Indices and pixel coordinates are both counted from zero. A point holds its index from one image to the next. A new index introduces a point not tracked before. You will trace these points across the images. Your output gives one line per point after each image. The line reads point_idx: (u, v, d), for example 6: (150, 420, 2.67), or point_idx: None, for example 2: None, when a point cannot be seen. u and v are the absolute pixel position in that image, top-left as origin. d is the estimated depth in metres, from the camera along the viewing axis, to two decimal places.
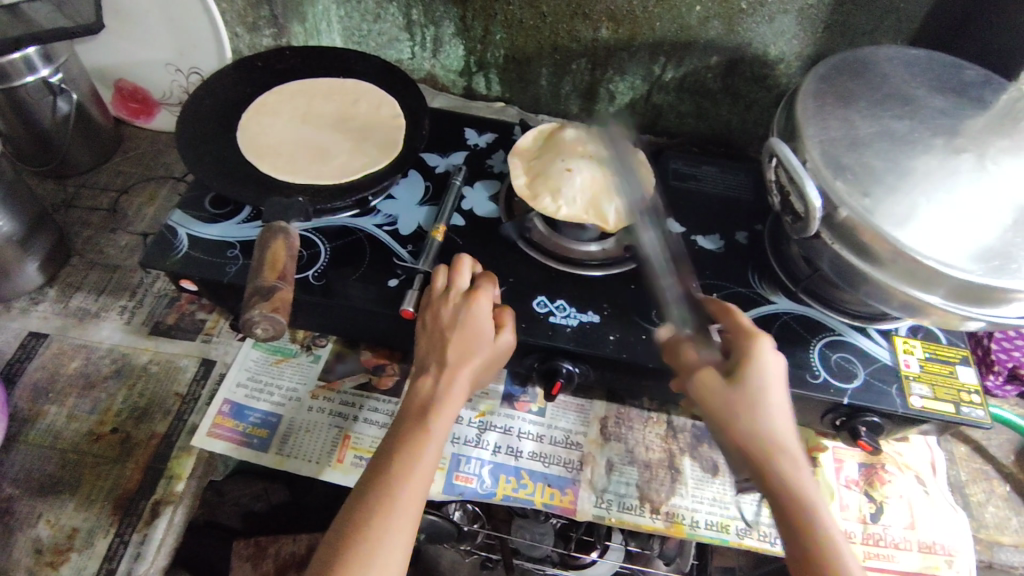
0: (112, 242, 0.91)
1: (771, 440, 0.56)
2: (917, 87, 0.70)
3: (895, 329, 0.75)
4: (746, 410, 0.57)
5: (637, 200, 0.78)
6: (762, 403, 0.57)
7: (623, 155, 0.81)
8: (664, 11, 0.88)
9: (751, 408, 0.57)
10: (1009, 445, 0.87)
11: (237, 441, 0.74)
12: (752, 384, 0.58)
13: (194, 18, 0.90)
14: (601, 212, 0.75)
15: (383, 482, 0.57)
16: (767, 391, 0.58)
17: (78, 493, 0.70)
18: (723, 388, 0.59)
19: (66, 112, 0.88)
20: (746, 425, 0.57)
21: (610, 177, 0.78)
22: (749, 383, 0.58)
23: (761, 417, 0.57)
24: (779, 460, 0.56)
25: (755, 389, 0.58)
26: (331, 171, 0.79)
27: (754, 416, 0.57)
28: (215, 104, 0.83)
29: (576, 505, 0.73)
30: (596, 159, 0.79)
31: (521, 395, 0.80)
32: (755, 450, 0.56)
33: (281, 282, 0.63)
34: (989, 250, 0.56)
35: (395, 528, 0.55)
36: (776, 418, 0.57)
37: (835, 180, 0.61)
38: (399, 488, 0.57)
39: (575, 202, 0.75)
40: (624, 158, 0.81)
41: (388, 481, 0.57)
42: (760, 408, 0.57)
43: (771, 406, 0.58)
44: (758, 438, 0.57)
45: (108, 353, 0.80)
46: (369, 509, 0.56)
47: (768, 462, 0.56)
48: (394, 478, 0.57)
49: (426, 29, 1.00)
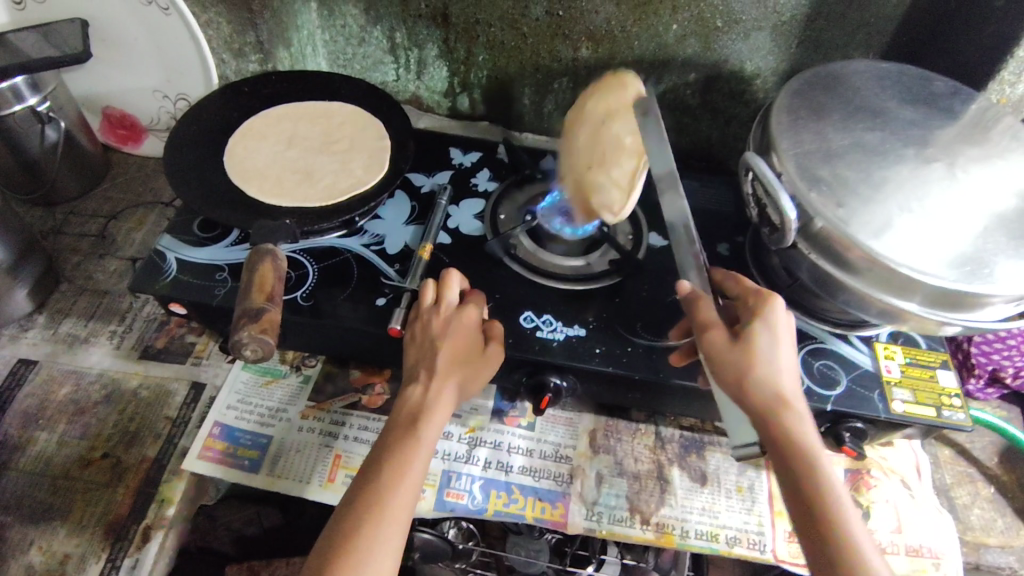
0: (101, 267, 0.91)
1: (787, 405, 0.57)
2: (887, 99, 0.72)
3: (876, 335, 0.76)
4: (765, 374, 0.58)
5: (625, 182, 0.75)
6: (779, 370, 0.59)
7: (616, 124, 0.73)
8: (643, 30, 0.91)
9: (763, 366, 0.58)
10: (993, 447, 0.88)
11: (227, 463, 0.74)
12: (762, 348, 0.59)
13: (180, 45, 0.91)
14: (589, 213, 0.77)
15: (372, 490, 0.58)
16: (782, 357, 0.60)
17: (69, 520, 0.70)
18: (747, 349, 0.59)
19: (54, 140, 0.90)
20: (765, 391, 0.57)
21: (585, 168, 0.75)
22: (763, 348, 0.59)
23: (776, 384, 0.58)
24: (796, 426, 0.56)
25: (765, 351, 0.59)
26: (318, 194, 0.80)
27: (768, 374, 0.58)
28: (202, 128, 0.84)
29: (566, 518, 0.73)
30: (574, 154, 0.77)
31: (510, 410, 0.81)
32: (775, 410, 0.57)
33: (269, 303, 0.64)
34: (962, 256, 0.58)
35: (385, 537, 0.56)
36: (789, 386, 0.59)
37: (809, 192, 0.62)
38: (388, 495, 0.58)
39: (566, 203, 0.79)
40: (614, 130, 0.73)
41: (379, 489, 0.58)
42: (773, 373, 0.58)
43: (784, 371, 0.59)
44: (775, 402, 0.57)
45: (97, 378, 0.80)
46: (361, 516, 0.56)
47: (786, 429, 0.56)
48: (384, 486, 0.58)
49: (410, 51, 1.02)
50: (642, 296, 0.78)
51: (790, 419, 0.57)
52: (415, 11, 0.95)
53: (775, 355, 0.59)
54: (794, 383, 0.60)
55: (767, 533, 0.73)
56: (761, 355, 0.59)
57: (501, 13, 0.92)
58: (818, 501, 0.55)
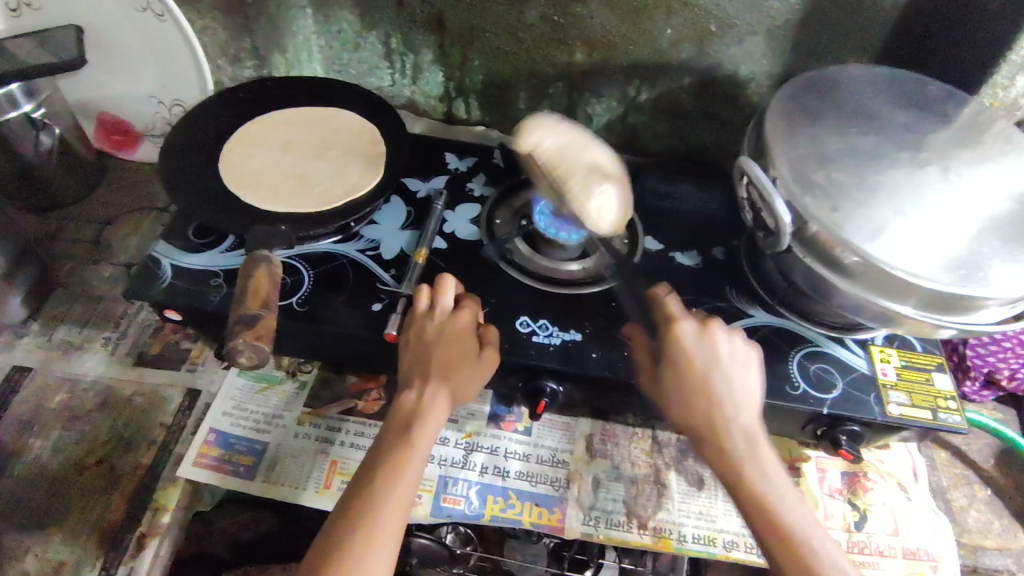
0: (96, 273, 0.91)
1: (703, 431, 0.60)
2: (881, 103, 0.72)
3: (871, 338, 0.76)
4: (675, 408, 0.62)
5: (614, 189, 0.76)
6: (687, 399, 0.61)
7: (558, 154, 0.75)
8: (638, 35, 0.91)
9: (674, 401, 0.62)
10: (989, 449, 0.89)
11: (222, 469, 0.74)
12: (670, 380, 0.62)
13: (175, 51, 0.90)
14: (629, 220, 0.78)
15: (363, 498, 0.58)
16: (694, 382, 0.61)
17: (64, 528, 0.69)
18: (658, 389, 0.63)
19: (49, 146, 0.90)
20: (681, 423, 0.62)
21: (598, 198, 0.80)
22: (671, 380, 0.62)
23: (688, 418, 0.61)
24: (713, 453, 0.59)
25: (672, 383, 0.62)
26: (313, 200, 0.80)
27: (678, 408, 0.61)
28: (197, 134, 0.83)
29: (563, 523, 0.73)
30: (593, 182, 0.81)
31: (506, 415, 0.81)
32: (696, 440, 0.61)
33: (264, 309, 0.64)
34: (956, 259, 0.58)
35: (376, 546, 0.55)
36: (703, 410, 0.60)
37: (804, 196, 0.62)
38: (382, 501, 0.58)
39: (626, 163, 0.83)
40: (559, 161, 0.75)
41: (370, 497, 0.58)
42: (680, 405, 0.61)
43: (697, 396, 0.60)
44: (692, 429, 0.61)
45: (92, 385, 0.80)
46: (353, 524, 0.56)
47: (707, 453, 0.60)
48: (376, 493, 0.58)
49: (406, 56, 1.02)
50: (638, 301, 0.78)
51: (708, 445, 0.60)
52: (410, 16, 0.96)
53: (678, 387, 0.61)
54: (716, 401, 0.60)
55: None
56: (672, 392, 0.62)
57: (496, 18, 0.93)
58: (750, 514, 0.57)
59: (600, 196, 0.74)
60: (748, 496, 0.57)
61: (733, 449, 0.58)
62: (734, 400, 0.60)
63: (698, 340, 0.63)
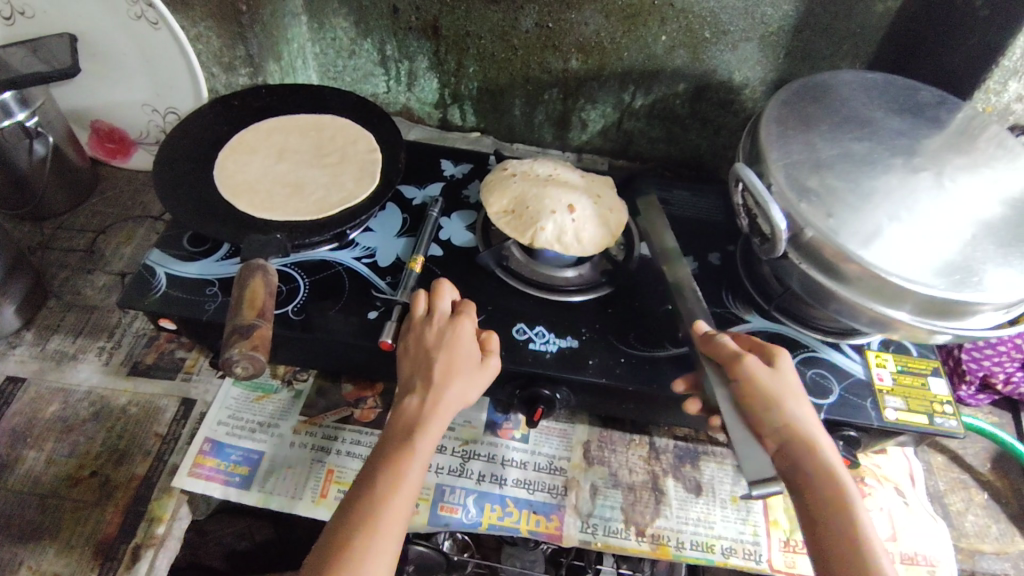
0: (90, 282, 0.91)
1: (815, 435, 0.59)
2: (874, 109, 0.72)
3: (867, 343, 0.77)
4: (790, 405, 0.60)
5: (584, 211, 0.77)
6: (804, 404, 0.60)
7: (518, 195, 0.79)
8: (632, 42, 0.91)
9: (790, 400, 0.60)
10: (985, 453, 0.89)
11: (218, 480, 0.73)
12: (784, 382, 0.61)
13: (169, 59, 0.90)
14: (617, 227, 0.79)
15: (365, 503, 0.57)
16: (801, 394, 0.61)
17: (58, 540, 0.69)
18: (772, 383, 0.61)
19: (43, 154, 0.89)
20: (794, 420, 0.59)
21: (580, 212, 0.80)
22: (788, 383, 0.61)
23: (801, 421, 0.59)
24: (824, 457, 0.58)
25: (787, 385, 0.61)
26: (309, 207, 0.80)
27: (795, 408, 0.60)
28: (192, 142, 0.83)
29: (562, 530, 0.73)
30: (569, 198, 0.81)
31: (504, 422, 0.80)
32: (802, 441, 0.58)
33: (260, 319, 0.63)
34: (950, 264, 0.58)
35: (377, 551, 0.55)
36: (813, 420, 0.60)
37: (799, 203, 0.62)
38: (382, 508, 0.57)
39: (597, 181, 0.84)
40: (520, 202, 0.78)
41: (371, 503, 0.57)
42: (799, 408, 0.60)
43: (806, 405, 0.61)
44: (802, 431, 0.59)
45: (86, 395, 0.79)
46: (353, 531, 0.56)
47: (812, 451, 0.58)
48: (381, 498, 0.57)
49: (401, 63, 1.02)
50: (635, 306, 0.78)
51: (819, 448, 0.58)
52: (405, 23, 0.96)
53: (795, 393, 0.61)
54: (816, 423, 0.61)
55: (761, 543, 0.73)
56: (788, 393, 0.60)
57: (490, 26, 0.93)
58: (843, 522, 0.55)
59: (568, 221, 0.76)
60: (847, 506, 0.56)
61: (837, 464, 0.58)
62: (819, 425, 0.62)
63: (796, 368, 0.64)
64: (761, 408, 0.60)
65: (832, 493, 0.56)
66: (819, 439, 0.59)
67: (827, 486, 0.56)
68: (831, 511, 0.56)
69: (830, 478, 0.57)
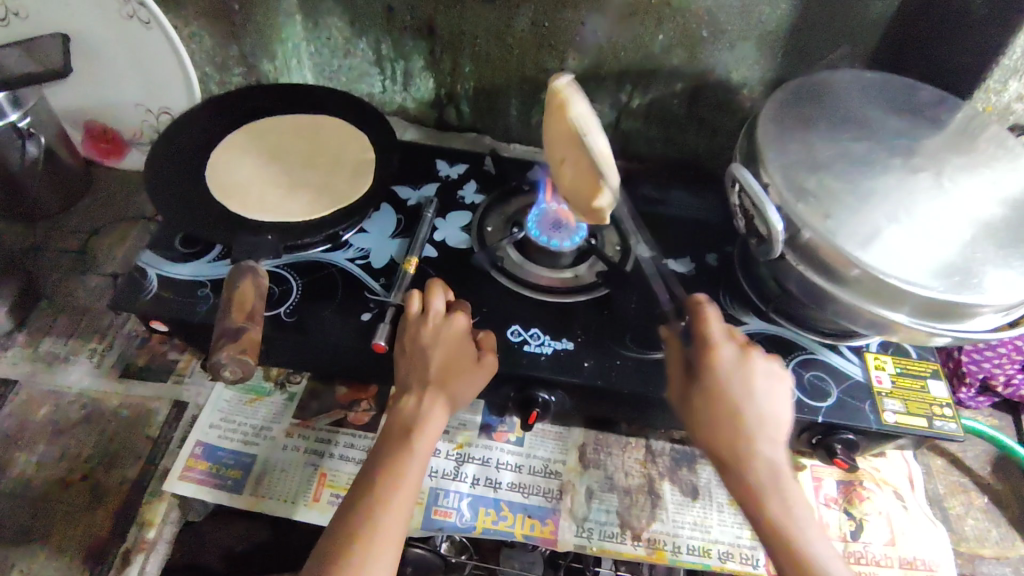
0: (82, 284, 0.90)
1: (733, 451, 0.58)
2: (872, 109, 0.71)
3: (866, 345, 0.76)
4: (700, 420, 0.60)
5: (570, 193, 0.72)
6: (711, 415, 0.59)
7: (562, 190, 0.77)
8: (629, 41, 0.90)
9: (702, 415, 0.60)
10: (985, 456, 0.88)
11: (210, 484, 0.73)
12: (701, 399, 0.60)
13: (160, 57, 0.89)
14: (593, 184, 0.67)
15: (366, 503, 0.57)
16: (724, 399, 0.59)
17: (48, 544, 0.69)
18: (687, 402, 0.62)
19: (36, 155, 0.90)
20: (707, 433, 0.60)
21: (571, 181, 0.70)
22: (705, 396, 0.60)
23: (715, 431, 0.59)
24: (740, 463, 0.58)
25: (704, 399, 0.60)
26: (302, 208, 0.79)
27: (706, 421, 0.60)
28: (182, 144, 0.82)
29: (556, 535, 0.72)
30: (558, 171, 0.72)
31: (498, 425, 0.80)
32: (718, 451, 0.59)
33: (249, 322, 0.63)
34: (950, 266, 0.57)
35: (380, 550, 0.55)
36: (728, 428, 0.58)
37: (796, 204, 0.61)
38: (384, 506, 0.57)
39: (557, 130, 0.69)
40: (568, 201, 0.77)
41: (373, 501, 0.57)
42: (710, 417, 0.59)
43: (728, 411, 0.59)
44: (717, 441, 0.59)
45: (77, 398, 0.79)
46: (356, 530, 0.56)
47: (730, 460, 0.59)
48: (380, 496, 0.57)
49: (396, 63, 1.01)
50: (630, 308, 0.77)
51: (727, 457, 0.59)
52: (400, 23, 0.95)
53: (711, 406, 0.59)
54: (752, 422, 0.58)
55: (759, 548, 0.72)
56: (703, 407, 0.60)
57: (485, 25, 0.92)
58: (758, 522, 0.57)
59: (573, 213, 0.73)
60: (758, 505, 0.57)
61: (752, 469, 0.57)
62: (767, 427, 0.58)
63: (731, 369, 0.60)
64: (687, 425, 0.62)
65: (746, 497, 0.57)
66: (735, 446, 0.58)
67: (741, 491, 0.58)
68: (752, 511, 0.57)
69: (740, 484, 0.58)
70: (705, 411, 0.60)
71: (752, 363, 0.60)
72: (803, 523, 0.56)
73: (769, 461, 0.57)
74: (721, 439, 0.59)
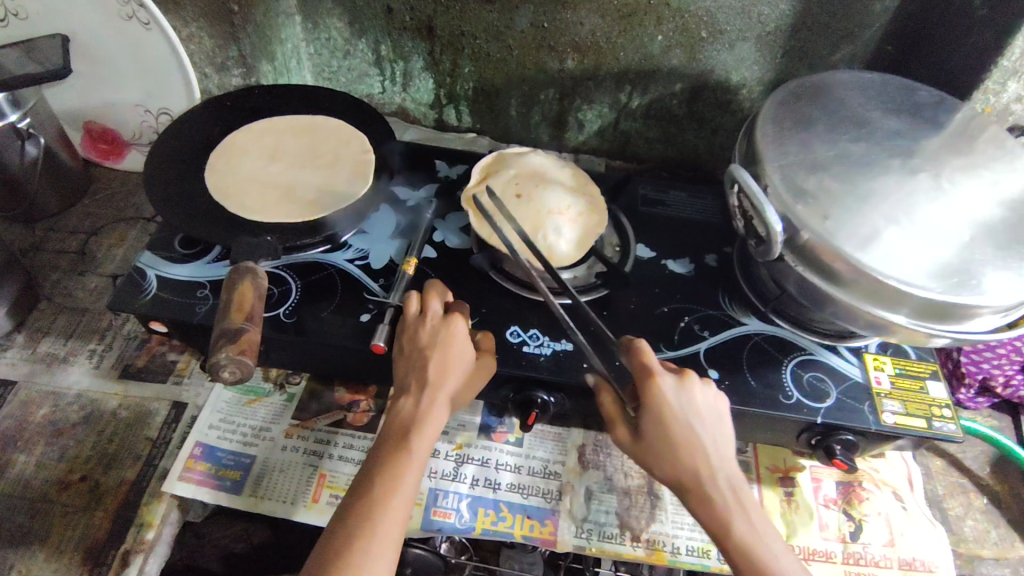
0: (81, 285, 0.90)
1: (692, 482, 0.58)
2: (871, 110, 0.72)
3: (865, 346, 0.76)
4: (654, 453, 0.59)
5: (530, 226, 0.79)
6: (663, 446, 0.58)
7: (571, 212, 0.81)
8: (628, 41, 0.90)
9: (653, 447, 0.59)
10: (985, 456, 0.88)
11: (209, 484, 0.73)
12: (648, 430, 0.59)
13: (159, 57, 0.89)
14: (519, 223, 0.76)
15: (364, 504, 0.57)
16: (673, 428, 0.58)
17: (47, 545, 0.69)
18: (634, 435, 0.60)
19: (35, 155, 0.89)
20: (663, 465, 0.59)
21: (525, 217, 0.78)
22: (653, 427, 0.59)
23: (668, 462, 0.58)
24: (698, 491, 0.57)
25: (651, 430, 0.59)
26: (301, 209, 0.79)
27: (658, 454, 0.59)
28: (182, 145, 0.82)
29: (556, 536, 0.72)
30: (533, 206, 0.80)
31: (498, 426, 0.80)
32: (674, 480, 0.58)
33: (248, 323, 0.63)
34: (949, 267, 0.57)
35: (377, 553, 0.55)
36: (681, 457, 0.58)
37: (795, 205, 0.62)
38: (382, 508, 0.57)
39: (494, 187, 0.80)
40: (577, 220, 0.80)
41: (370, 503, 0.57)
42: (662, 447, 0.58)
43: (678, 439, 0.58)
44: (674, 472, 0.58)
45: (76, 399, 0.79)
46: (353, 532, 0.56)
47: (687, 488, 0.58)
48: (377, 498, 0.57)
49: (396, 64, 1.01)
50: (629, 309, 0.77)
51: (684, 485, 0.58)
52: (399, 23, 0.95)
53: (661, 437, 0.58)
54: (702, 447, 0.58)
55: None
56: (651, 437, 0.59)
57: (485, 26, 0.92)
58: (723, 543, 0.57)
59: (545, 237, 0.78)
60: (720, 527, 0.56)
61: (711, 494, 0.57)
62: (715, 449, 0.59)
63: (676, 394, 0.60)
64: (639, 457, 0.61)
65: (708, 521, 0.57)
66: (691, 476, 0.57)
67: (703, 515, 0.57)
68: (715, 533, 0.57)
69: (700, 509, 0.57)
70: (650, 443, 0.59)
71: (692, 387, 0.61)
72: (764, 535, 0.56)
73: (725, 482, 0.57)
74: (675, 469, 0.58)
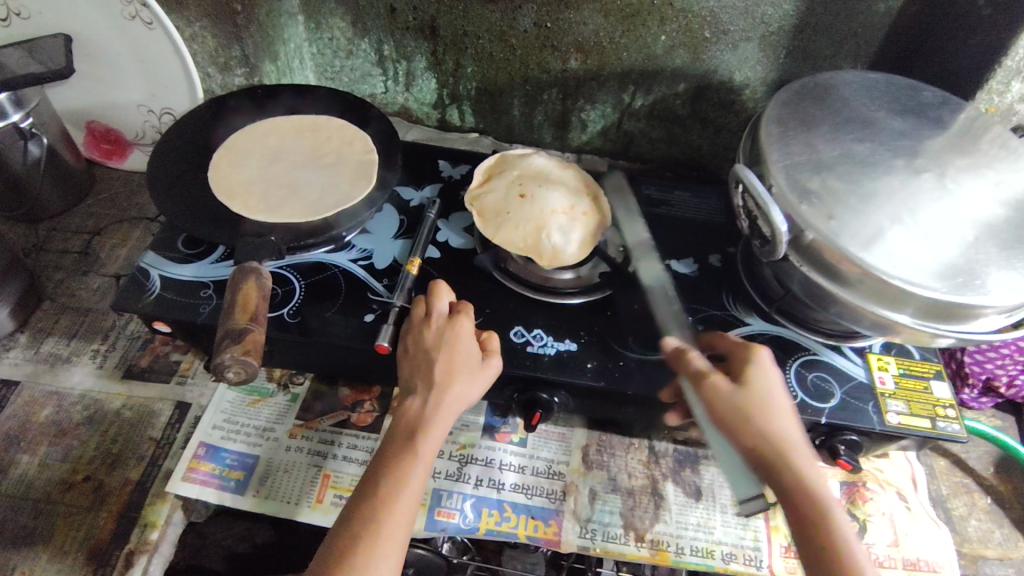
0: (84, 285, 0.90)
1: (787, 444, 0.58)
2: (876, 110, 0.71)
3: (869, 346, 0.76)
4: (756, 417, 0.58)
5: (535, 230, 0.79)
6: (768, 413, 0.59)
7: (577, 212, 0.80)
8: (631, 42, 0.90)
9: (756, 412, 0.59)
10: (988, 457, 0.88)
11: (213, 485, 0.73)
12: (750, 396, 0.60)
13: (162, 57, 0.89)
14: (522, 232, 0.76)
15: (370, 504, 0.57)
16: (775, 401, 0.60)
17: (50, 546, 0.69)
18: (732, 396, 0.59)
19: (37, 155, 0.89)
20: (765, 428, 0.58)
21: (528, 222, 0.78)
22: (761, 394, 0.60)
23: (771, 428, 0.58)
24: (796, 459, 0.57)
25: (754, 397, 0.60)
26: (303, 210, 0.79)
27: (764, 416, 0.59)
28: (185, 145, 0.82)
29: (560, 536, 0.72)
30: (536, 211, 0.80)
31: (502, 426, 0.80)
32: (773, 446, 0.58)
33: (253, 323, 0.63)
34: (953, 267, 0.57)
35: (382, 554, 0.55)
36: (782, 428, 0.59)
37: (800, 205, 0.61)
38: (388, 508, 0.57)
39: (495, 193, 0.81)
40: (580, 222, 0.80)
41: (376, 503, 0.57)
42: (767, 415, 0.59)
43: (780, 413, 0.60)
44: (775, 438, 0.58)
45: (80, 399, 0.79)
46: (358, 532, 0.56)
47: (785, 456, 0.57)
48: (384, 498, 0.57)
49: (398, 63, 1.01)
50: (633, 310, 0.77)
51: (784, 452, 0.57)
52: (402, 23, 0.95)
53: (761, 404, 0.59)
54: (794, 425, 0.60)
55: (761, 549, 0.72)
56: (755, 404, 0.59)
57: (487, 25, 0.92)
58: (809, 518, 0.55)
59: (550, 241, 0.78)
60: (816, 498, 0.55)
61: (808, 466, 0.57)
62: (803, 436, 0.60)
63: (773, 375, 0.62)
64: (732, 420, 0.59)
65: (801, 492, 0.56)
66: (790, 445, 0.58)
67: (797, 486, 0.56)
68: (806, 507, 0.55)
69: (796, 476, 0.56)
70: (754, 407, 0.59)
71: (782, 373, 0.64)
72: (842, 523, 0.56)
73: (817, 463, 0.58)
74: (781, 437, 0.58)
